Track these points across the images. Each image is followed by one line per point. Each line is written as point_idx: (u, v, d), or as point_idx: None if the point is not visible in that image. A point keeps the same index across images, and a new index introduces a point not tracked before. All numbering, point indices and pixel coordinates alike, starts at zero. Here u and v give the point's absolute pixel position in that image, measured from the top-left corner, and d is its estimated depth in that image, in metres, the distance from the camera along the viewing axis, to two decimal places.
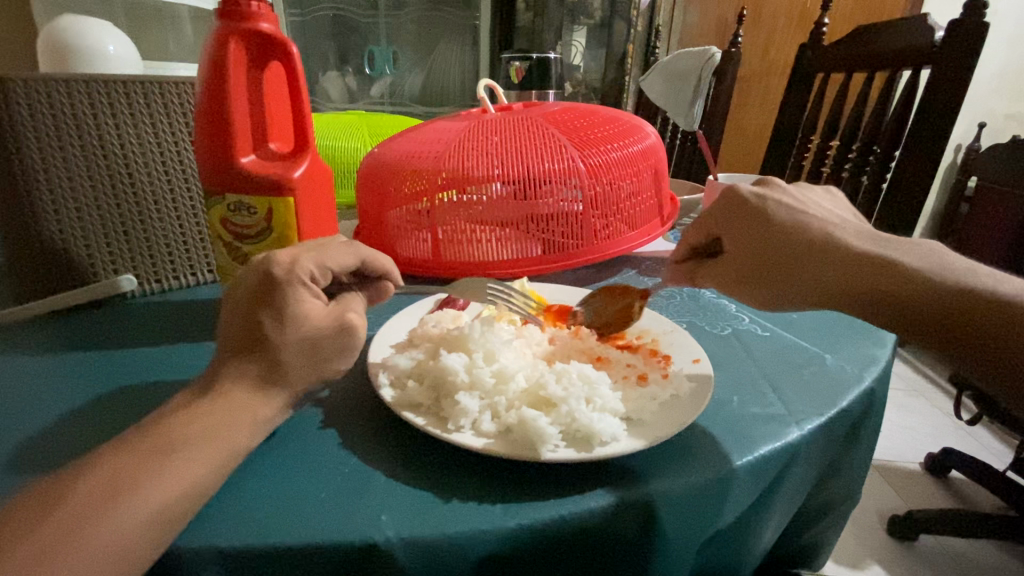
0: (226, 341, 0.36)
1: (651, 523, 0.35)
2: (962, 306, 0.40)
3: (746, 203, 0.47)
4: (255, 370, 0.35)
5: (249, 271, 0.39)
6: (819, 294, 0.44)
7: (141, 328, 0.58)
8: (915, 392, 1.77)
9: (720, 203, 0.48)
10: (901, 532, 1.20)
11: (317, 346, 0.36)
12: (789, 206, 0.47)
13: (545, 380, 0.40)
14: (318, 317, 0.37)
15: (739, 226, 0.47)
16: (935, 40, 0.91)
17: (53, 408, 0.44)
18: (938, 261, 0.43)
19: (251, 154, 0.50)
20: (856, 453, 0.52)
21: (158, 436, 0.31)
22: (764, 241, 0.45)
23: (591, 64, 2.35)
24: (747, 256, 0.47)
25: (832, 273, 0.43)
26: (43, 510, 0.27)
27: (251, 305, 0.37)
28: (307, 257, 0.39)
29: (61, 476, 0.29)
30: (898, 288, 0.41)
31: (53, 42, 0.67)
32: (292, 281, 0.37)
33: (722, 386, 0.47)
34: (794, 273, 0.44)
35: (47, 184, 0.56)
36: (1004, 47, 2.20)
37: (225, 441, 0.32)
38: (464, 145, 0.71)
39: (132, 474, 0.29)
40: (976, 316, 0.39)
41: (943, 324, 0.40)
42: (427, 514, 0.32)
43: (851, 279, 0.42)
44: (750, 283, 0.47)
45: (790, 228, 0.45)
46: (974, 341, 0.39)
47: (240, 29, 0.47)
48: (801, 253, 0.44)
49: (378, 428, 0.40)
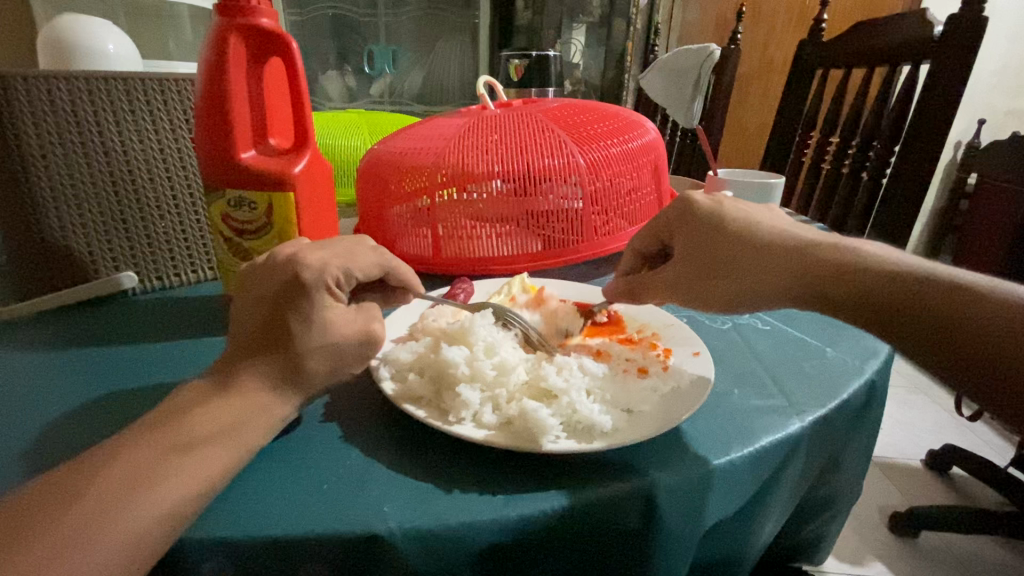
0: (245, 338, 0.36)
1: (652, 514, 0.35)
2: (930, 297, 0.39)
3: (699, 210, 0.47)
4: (272, 371, 0.34)
5: (273, 271, 0.37)
6: (788, 294, 0.44)
7: (142, 325, 0.58)
8: (915, 388, 1.77)
9: (674, 211, 0.49)
10: (903, 527, 1.20)
11: (338, 353, 0.36)
12: (747, 212, 0.47)
13: (545, 372, 0.40)
14: (343, 325, 0.36)
15: (692, 231, 0.47)
16: (936, 33, 0.90)
17: (57, 403, 0.44)
18: (897, 257, 0.43)
19: (251, 150, 0.50)
20: (855, 446, 0.52)
21: (177, 430, 0.31)
22: (716, 244, 0.45)
23: (591, 61, 2.35)
24: (697, 258, 0.46)
25: (785, 272, 0.43)
26: (63, 503, 0.27)
27: (275, 307, 0.36)
28: (337, 262, 0.37)
29: (80, 467, 0.29)
30: (868, 283, 0.41)
31: (52, 39, 0.67)
32: (319, 286, 0.36)
33: (721, 378, 0.47)
34: (755, 276, 0.44)
35: (47, 179, 0.56)
36: (1005, 42, 2.19)
37: (240, 440, 0.32)
38: (465, 140, 0.71)
39: (151, 468, 0.29)
40: (928, 308, 0.39)
41: (918, 318, 0.39)
42: (434, 504, 0.33)
43: (817, 277, 0.42)
44: (700, 284, 0.46)
45: (750, 230, 0.45)
46: (921, 332, 0.39)
47: (240, 24, 0.47)
48: (764, 254, 0.44)
49: (380, 420, 0.40)
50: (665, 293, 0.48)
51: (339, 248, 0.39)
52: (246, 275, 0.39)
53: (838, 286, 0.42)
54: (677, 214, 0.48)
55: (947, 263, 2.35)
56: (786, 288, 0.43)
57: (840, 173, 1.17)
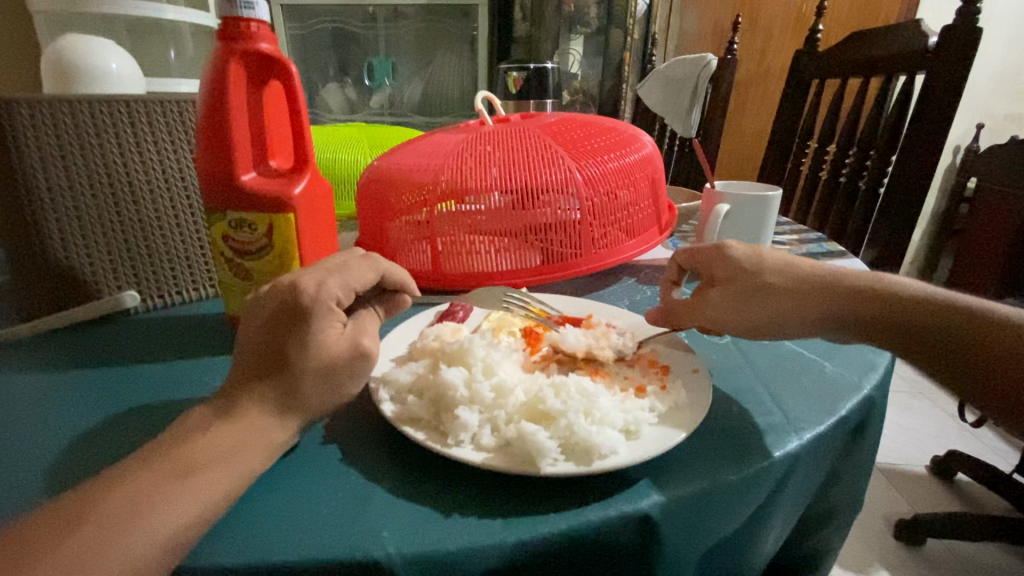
0: (246, 363, 0.36)
1: (651, 537, 0.35)
2: (948, 321, 0.46)
3: (734, 249, 0.48)
4: (271, 396, 0.35)
5: (270, 296, 0.38)
6: (831, 326, 0.46)
7: (143, 344, 0.58)
8: (919, 393, 1.77)
9: (710, 254, 0.49)
10: (908, 535, 1.20)
11: (332, 370, 0.36)
12: (781, 253, 0.49)
13: (544, 394, 0.40)
14: (334, 345, 0.36)
15: (734, 272, 0.47)
16: (929, 44, 0.92)
17: (60, 425, 0.44)
18: (907, 282, 0.49)
19: (251, 172, 0.50)
20: (856, 460, 0.52)
21: (180, 455, 0.31)
22: (767, 284, 0.46)
23: (589, 71, 2.36)
24: (741, 289, 0.46)
25: (836, 307, 0.46)
26: (64, 527, 0.27)
27: (273, 329, 0.36)
28: (333, 281, 0.39)
29: (84, 491, 0.29)
30: (898, 309, 0.47)
31: (56, 60, 0.67)
32: (317, 304, 0.37)
33: (721, 395, 0.47)
34: (798, 305, 0.46)
35: (51, 202, 0.57)
36: (1002, 47, 2.20)
37: (239, 465, 0.32)
38: (464, 157, 0.72)
39: (153, 493, 0.29)
40: (962, 339, 0.45)
41: (944, 338, 0.46)
42: (433, 528, 0.33)
43: (854, 306, 0.46)
44: (745, 313, 0.46)
45: (793, 272, 0.47)
46: (957, 359, 0.45)
47: (239, 49, 0.48)
48: (805, 288, 0.46)
49: (380, 441, 0.40)
50: (706, 317, 0.48)
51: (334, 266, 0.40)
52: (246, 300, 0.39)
53: (872, 314, 0.46)
54: (712, 250, 0.49)
55: (948, 268, 2.35)
56: (827, 319, 0.46)
57: (838, 182, 1.17)
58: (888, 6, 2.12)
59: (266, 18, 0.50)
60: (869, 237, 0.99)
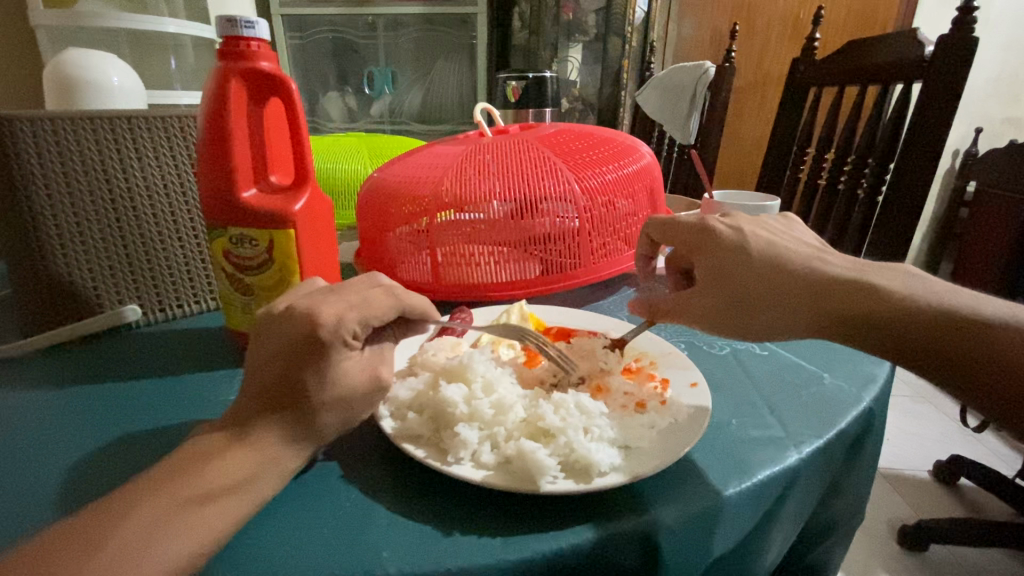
0: (258, 389, 0.36)
1: (651, 553, 0.36)
2: (954, 330, 0.42)
3: (722, 236, 0.47)
4: (282, 421, 0.35)
5: (287, 322, 0.36)
6: (812, 326, 0.45)
7: (148, 359, 0.58)
8: (921, 398, 1.77)
9: (690, 236, 0.49)
10: (912, 542, 1.19)
11: (349, 403, 0.37)
12: (769, 239, 0.47)
13: (543, 411, 0.40)
14: (352, 377, 0.37)
15: (716, 258, 0.47)
16: (925, 53, 0.92)
17: (65, 442, 0.44)
18: (905, 280, 0.45)
19: (251, 188, 0.51)
20: (857, 471, 0.52)
21: (194, 480, 0.31)
22: (744, 278, 0.45)
23: (588, 79, 2.33)
24: (725, 286, 0.46)
25: (815, 307, 0.44)
26: (83, 551, 0.27)
27: (289, 359, 0.35)
28: (352, 316, 0.37)
29: (98, 514, 0.29)
30: (892, 309, 0.43)
31: (58, 76, 0.68)
32: (337, 340, 0.36)
33: (720, 409, 0.47)
34: (781, 305, 0.45)
35: (52, 217, 0.57)
36: (999, 52, 2.21)
37: (251, 494, 0.33)
38: (462, 168, 0.72)
39: (168, 521, 0.29)
40: (958, 343, 0.42)
41: (940, 342, 0.42)
42: (433, 548, 0.33)
43: (846, 305, 0.44)
44: (726, 308, 0.47)
45: (775, 263, 0.45)
46: (949, 364, 0.42)
47: (239, 67, 0.48)
48: (797, 289, 0.44)
49: (382, 459, 0.41)
50: (689, 314, 0.49)
51: (353, 298, 0.38)
52: (261, 322, 0.38)
53: (872, 318, 0.43)
54: (698, 236, 0.48)
55: (947, 271, 2.35)
56: (817, 322, 0.44)
57: (837, 189, 1.18)
58: (885, 11, 2.13)
59: (267, 37, 0.50)
60: (869, 244, 0.99)
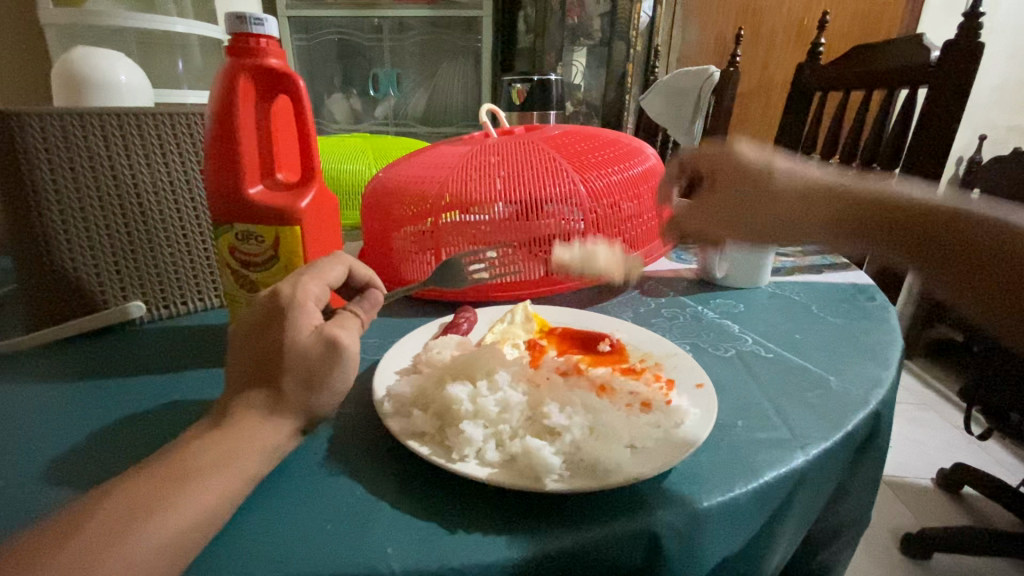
0: (237, 372, 0.37)
1: (657, 554, 0.35)
2: (965, 226, 0.45)
3: (745, 152, 0.54)
4: (264, 401, 0.35)
5: (253, 308, 0.39)
6: (829, 231, 0.50)
7: (148, 355, 0.58)
8: (925, 405, 1.76)
9: (718, 159, 0.55)
10: (914, 550, 1.18)
11: (314, 368, 0.37)
12: (791, 162, 0.54)
13: (548, 409, 0.40)
14: (308, 338, 0.37)
15: (740, 172, 0.53)
16: (931, 59, 0.92)
17: (64, 435, 0.44)
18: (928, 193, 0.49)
19: (258, 185, 0.51)
20: (862, 476, 0.51)
21: (177, 462, 0.32)
22: (769, 184, 0.52)
23: (591, 82, 2.30)
24: (750, 192, 0.53)
25: (831, 209, 0.50)
26: (60, 538, 0.27)
27: (258, 334, 0.38)
28: (308, 281, 0.41)
29: (85, 502, 0.29)
30: (903, 214, 0.48)
31: (65, 73, 0.68)
32: (293, 303, 0.38)
33: (725, 411, 0.47)
34: (796, 212, 0.51)
35: (59, 212, 0.57)
36: (1004, 59, 2.21)
37: (235, 469, 0.33)
38: (469, 168, 0.72)
39: (148, 502, 0.29)
40: (969, 244, 0.45)
41: (952, 246, 0.45)
42: (436, 547, 0.32)
43: (867, 212, 0.49)
44: (751, 214, 0.53)
45: (788, 180, 0.52)
46: (961, 266, 0.45)
47: (248, 64, 0.48)
48: (815, 201, 0.51)
49: (385, 456, 0.41)
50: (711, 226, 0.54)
51: (305, 268, 0.43)
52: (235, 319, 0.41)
53: (888, 224, 0.48)
54: (721, 152, 0.55)
55: None
56: (829, 224, 0.50)
57: None
58: (889, 19, 2.14)
59: (276, 35, 0.50)
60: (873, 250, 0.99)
